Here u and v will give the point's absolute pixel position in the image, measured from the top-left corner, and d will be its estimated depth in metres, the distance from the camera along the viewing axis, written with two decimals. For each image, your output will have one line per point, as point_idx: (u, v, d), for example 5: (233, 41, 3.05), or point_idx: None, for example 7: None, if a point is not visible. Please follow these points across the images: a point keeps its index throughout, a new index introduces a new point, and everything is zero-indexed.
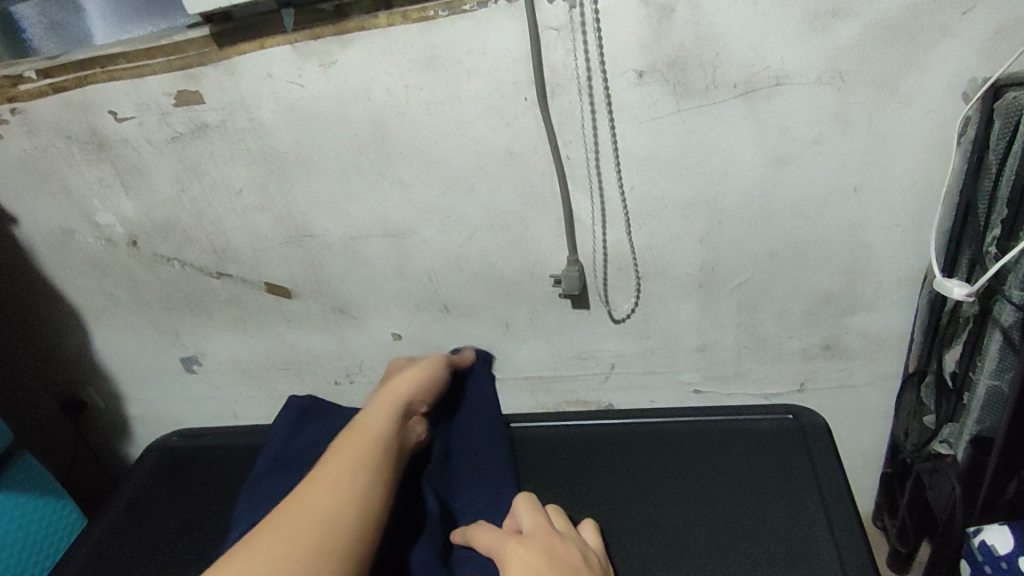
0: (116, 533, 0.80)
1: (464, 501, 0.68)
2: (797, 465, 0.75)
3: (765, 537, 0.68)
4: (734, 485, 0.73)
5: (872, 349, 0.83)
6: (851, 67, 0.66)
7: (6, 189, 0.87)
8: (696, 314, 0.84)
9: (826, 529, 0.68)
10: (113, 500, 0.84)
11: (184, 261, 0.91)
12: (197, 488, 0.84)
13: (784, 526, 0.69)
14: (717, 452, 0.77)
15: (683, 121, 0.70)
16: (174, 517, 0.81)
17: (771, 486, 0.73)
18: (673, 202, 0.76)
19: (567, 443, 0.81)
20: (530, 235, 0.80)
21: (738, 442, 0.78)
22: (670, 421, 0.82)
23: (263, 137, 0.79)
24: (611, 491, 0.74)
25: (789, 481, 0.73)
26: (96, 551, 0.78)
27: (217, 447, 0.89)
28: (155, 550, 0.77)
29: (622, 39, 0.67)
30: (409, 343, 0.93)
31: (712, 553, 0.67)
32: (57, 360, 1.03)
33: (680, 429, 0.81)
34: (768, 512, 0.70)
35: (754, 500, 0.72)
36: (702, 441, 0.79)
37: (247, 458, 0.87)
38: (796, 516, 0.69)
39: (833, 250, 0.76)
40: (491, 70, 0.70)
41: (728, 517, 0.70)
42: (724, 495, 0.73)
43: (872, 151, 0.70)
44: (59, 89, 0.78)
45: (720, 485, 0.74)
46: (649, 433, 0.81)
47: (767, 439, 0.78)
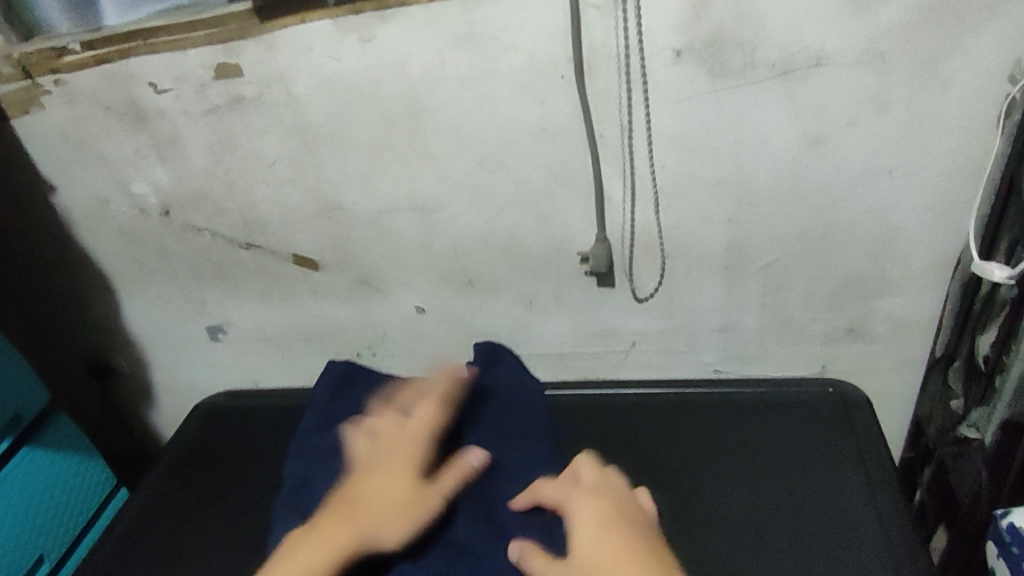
0: (170, 488, 0.83)
1: None
2: (840, 437, 0.77)
3: (808, 515, 0.70)
4: (775, 455, 0.76)
5: (897, 334, 0.83)
6: (891, 49, 0.66)
7: (46, 158, 0.89)
8: (721, 295, 0.84)
9: (870, 499, 0.71)
10: (166, 454, 0.87)
11: (215, 232, 0.92)
12: (245, 445, 0.86)
13: (827, 495, 0.72)
14: (759, 422, 0.79)
15: (719, 101, 0.71)
16: (225, 472, 0.83)
17: (814, 456, 0.75)
18: (702, 181, 0.76)
19: (604, 412, 0.83)
20: (558, 212, 0.81)
21: (777, 417, 0.80)
22: (708, 390, 0.84)
23: (298, 110, 0.80)
24: (655, 458, 0.77)
25: (833, 460, 0.75)
26: (151, 507, 0.81)
27: (262, 405, 0.92)
28: (197, 512, 0.79)
29: (663, 16, 0.67)
30: (433, 318, 0.95)
31: (756, 529, 0.70)
32: (88, 328, 1.06)
33: (718, 404, 0.82)
34: (810, 491, 0.72)
35: (796, 469, 0.74)
36: (744, 417, 0.80)
37: (290, 417, 0.89)
38: (841, 495, 0.72)
39: (862, 231, 0.76)
40: (527, 46, 0.71)
41: (771, 485, 0.73)
42: (765, 464, 0.75)
43: (908, 133, 0.70)
44: (102, 61, 0.80)
45: (761, 460, 0.76)
46: (686, 405, 0.83)
47: (808, 411, 0.80)
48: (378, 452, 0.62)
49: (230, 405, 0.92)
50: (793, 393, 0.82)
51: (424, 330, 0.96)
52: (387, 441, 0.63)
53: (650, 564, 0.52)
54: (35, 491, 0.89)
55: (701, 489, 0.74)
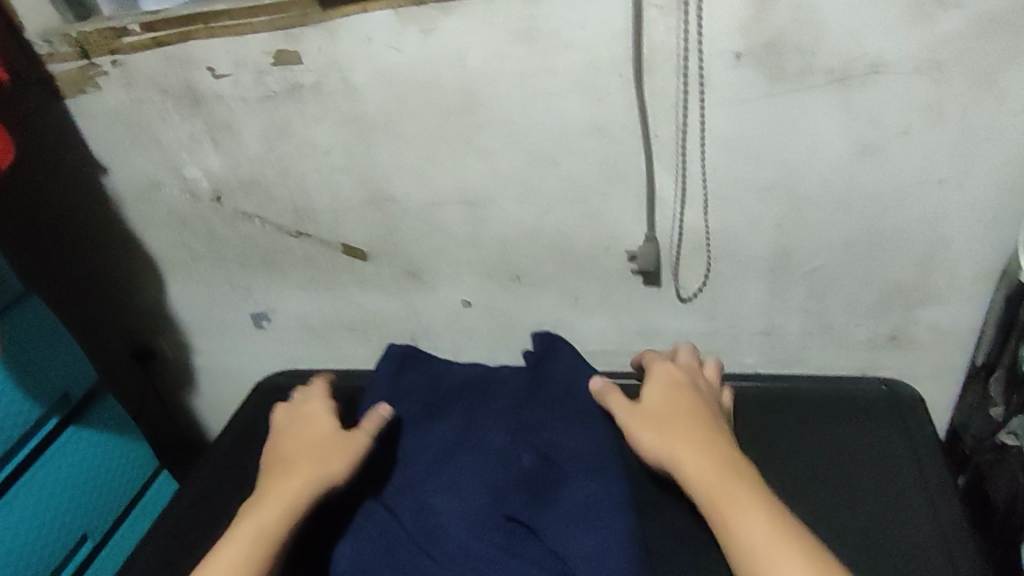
0: (234, 462, 0.86)
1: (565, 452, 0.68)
2: (893, 438, 0.76)
3: (862, 501, 0.70)
4: (826, 453, 0.75)
5: (937, 342, 0.85)
6: (950, 59, 0.66)
7: (99, 138, 0.90)
8: (765, 298, 0.85)
9: (925, 500, 0.70)
10: (227, 432, 0.89)
11: (264, 219, 0.93)
12: None
13: (880, 494, 0.71)
14: (811, 420, 0.79)
15: (774, 104, 0.71)
16: None
17: (866, 455, 0.75)
18: (755, 186, 0.77)
19: None
20: (609, 211, 0.82)
21: (829, 408, 0.80)
22: (762, 386, 0.84)
23: (355, 100, 0.80)
24: None
25: (886, 449, 0.75)
26: (210, 488, 0.83)
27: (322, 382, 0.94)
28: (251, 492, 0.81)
29: (724, 21, 0.68)
30: (477, 311, 0.96)
31: (809, 511, 0.70)
32: (130, 308, 1.07)
33: (770, 394, 0.83)
34: (863, 478, 0.72)
35: (848, 467, 0.74)
36: (797, 407, 0.81)
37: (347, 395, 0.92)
38: (894, 483, 0.72)
39: (911, 242, 0.78)
40: (589, 45, 0.71)
41: (823, 481, 0.73)
42: (816, 460, 0.75)
43: (962, 144, 0.71)
44: (161, 44, 0.80)
45: (815, 447, 0.76)
46: (739, 394, 0.83)
47: (861, 411, 0.79)
48: (298, 429, 0.74)
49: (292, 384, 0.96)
50: (848, 385, 0.82)
51: (467, 321, 0.98)
52: (304, 420, 0.75)
53: (705, 420, 0.68)
54: (82, 471, 0.91)
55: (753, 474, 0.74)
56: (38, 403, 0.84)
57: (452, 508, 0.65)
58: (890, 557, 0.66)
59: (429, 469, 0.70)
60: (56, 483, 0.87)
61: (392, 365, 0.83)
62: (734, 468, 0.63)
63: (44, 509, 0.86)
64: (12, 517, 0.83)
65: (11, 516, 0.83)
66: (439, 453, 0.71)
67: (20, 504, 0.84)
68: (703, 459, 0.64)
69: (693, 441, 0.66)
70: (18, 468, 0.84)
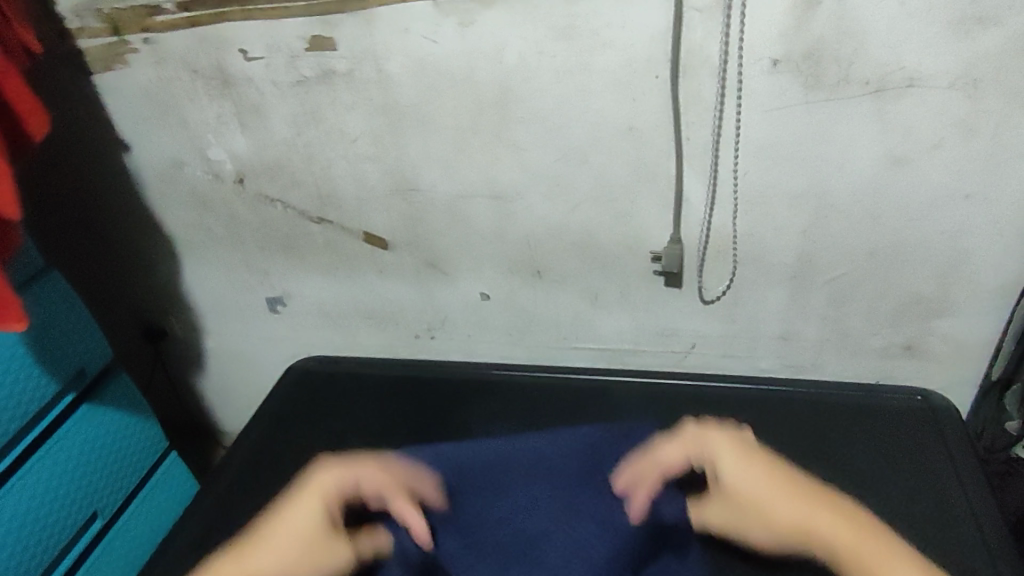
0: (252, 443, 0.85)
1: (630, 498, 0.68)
2: (925, 441, 0.76)
3: (911, 520, 0.69)
4: (859, 454, 0.76)
5: (955, 354, 0.86)
6: (987, 74, 0.67)
7: (125, 117, 0.89)
8: (787, 303, 0.86)
9: (963, 499, 0.70)
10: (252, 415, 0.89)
11: (287, 204, 0.93)
12: (326, 408, 0.89)
13: (918, 493, 0.71)
14: (840, 423, 0.79)
15: (809, 113, 0.72)
16: (305, 435, 0.85)
17: (901, 456, 0.75)
18: (785, 192, 0.77)
19: (681, 399, 0.84)
20: (635, 210, 0.83)
21: (867, 423, 0.79)
22: (781, 386, 0.84)
23: (388, 89, 0.80)
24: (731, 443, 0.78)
25: (930, 470, 0.74)
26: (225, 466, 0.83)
27: (345, 368, 0.94)
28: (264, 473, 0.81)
29: (765, 27, 0.68)
30: (496, 305, 0.96)
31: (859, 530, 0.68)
32: (145, 289, 1.07)
33: (807, 403, 0.82)
34: (908, 499, 0.71)
35: (881, 467, 0.74)
36: (830, 411, 0.81)
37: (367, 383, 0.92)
38: (942, 507, 0.70)
39: (933, 253, 0.78)
40: (627, 44, 0.72)
41: (860, 480, 0.73)
42: (850, 462, 0.75)
43: (993, 159, 0.71)
44: (196, 25, 0.80)
45: (859, 467, 0.75)
46: (776, 404, 0.82)
47: (888, 413, 0.80)
48: (289, 494, 0.64)
49: (334, 377, 0.93)
50: (881, 397, 0.82)
51: (485, 315, 0.98)
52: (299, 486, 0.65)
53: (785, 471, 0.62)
54: (96, 450, 0.91)
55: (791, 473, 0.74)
56: (55, 380, 0.84)
57: (512, 514, 0.67)
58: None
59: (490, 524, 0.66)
60: (69, 460, 0.87)
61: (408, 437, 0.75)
62: (801, 488, 0.60)
63: (58, 486, 0.86)
64: (23, 492, 0.82)
65: (23, 491, 0.82)
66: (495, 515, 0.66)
67: (33, 479, 0.83)
68: (786, 510, 0.59)
69: (758, 480, 0.61)
70: (30, 444, 0.84)
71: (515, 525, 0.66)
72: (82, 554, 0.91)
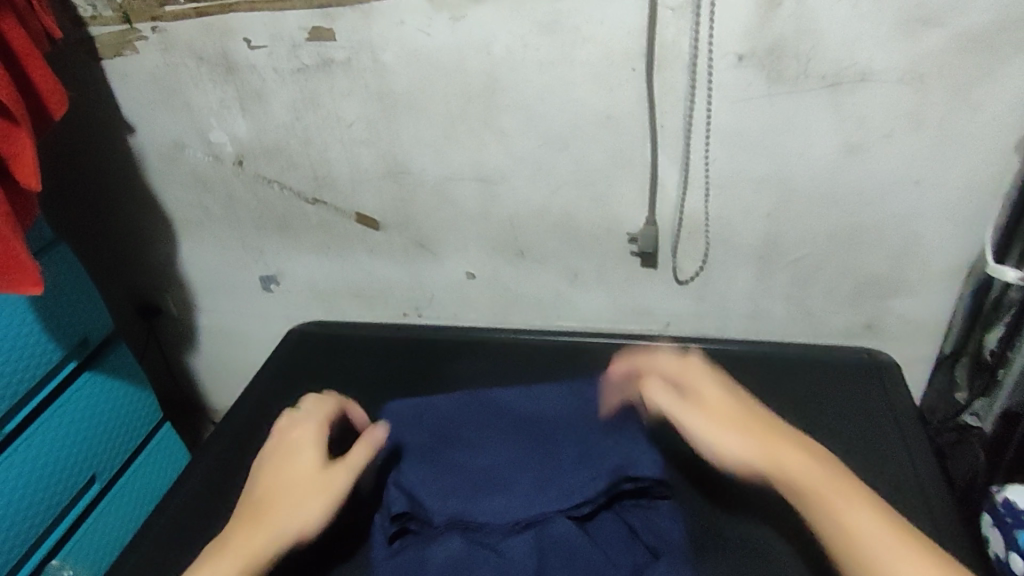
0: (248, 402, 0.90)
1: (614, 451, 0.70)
2: (878, 402, 0.82)
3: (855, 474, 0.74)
4: (818, 412, 0.81)
5: (908, 332, 0.93)
6: (931, 71, 0.74)
7: (131, 101, 0.94)
8: (752, 283, 0.92)
9: (905, 457, 0.76)
10: (254, 378, 0.93)
11: (284, 185, 0.98)
12: (322, 369, 0.94)
13: (867, 450, 0.76)
14: (803, 383, 0.85)
15: (772, 104, 0.78)
16: (301, 394, 0.90)
17: (854, 416, 0.80)
18: (749, 177, 0.84)
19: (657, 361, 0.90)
20: (612, 193, 0.89)
21: (822, 386, 0.84)
22: (753, 348, 0.90)
23: (383, 76, 0.86)
24: None
25: (879, 429, 0.79)
26: (222, 423, 0.87)
27: (343, 334, 0.99)
28: (259, 433, 0.85)
29: (732, 25, 0.74)
30: (482, 284, 1.02)
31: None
32: (145, 267, 1.11)
33: (776, 364, 0.88)
34: (853, 455, 0.76)
35: (835, 424, 0.79)
36: (795, 372, 0.86)
37: (363, 347, 0.97)
38: (884, 462, 0.75)
39: (885, 236, 0.85)
40: (606, 38, 0.78)
41: (818, 435, 0.78)
42: (809, 418, 0.80)
43: (938, 149, 0.78)
44: (202, 14, 0.85)
45: (815, 423, 0.80)
46: (747, 364, 0.88)
47: (849, 377, 0.85)
48: (274, 461, 0.70)
49: (325, 343, 0.98)
50: (837, 363, 0.87)
51: (471, 294, 1.04)
52: (286, 449, 0.70)
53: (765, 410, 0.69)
54: (96, 416, 0.95)
55: None
56: (60, 347, 0.88)
57: (492, 462, 0.72)
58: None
59: (474, 482, 0.70)
60: (71, 424, 0.92)
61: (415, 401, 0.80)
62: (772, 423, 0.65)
63: (59, 449, 0.90)
64: (29, 454, 0.86)
65: (28, 452, 0.86)
66: (482, 474, 0.71)
67: (39, 441, 0.88)
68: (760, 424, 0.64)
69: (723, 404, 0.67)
70: (36, 408, 0.88)
71: (498, 477, 0.70)
72: (80, 516, 0.95)
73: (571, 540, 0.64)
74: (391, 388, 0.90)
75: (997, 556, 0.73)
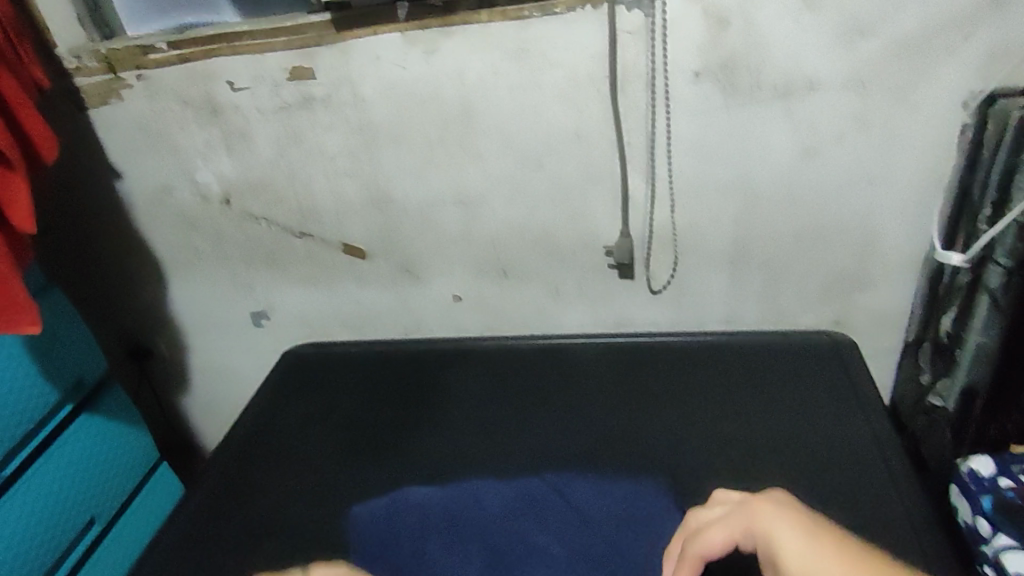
0: (259, 421, 0.92)
1: (617, 452, 0.81)
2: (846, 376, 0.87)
3: (829, 451, 0.78)
4: (790, 395, 0.85)
5: (875, 324, 0.97)
6: (871, 78, 0.80)
7: (118, 146, 0.97)
8: (726, 286, 0.97)
9: (870, 427, 0.80)
10: (251, 400, 0.95)
11: (271, 220, 1.01)
12: (322, 389, 0.96)
13: (838, 427, 0.80)
14: (778, 364, 0.90)
15: (729, 116, 0.84)
16: (301, 412, 0.92)
17: (824, 392, 0.85)
18: (714, 184, 0.89)
19: (644, 356, 0.94)
20: (587, 208, 0.93)
21: (794, 369, 0.89)
22: (726, 337, 0.94)
23: (363, 110, 0.90)
24: (686, 394, 0.87)
25: (848, 401, 0.84)
26: (228, 445, 0.89)
27: (339, 351, 1.02)
28: (259, 453, 0.87)
29: (685, 45, 0.80)
30: (467, 305, 1.05)
31: (777, 473, 0.76)
32: (134, 309, 1.13)
33: (749, 349, 0.92)
34: (822, 438, 0.79)
35: (806, 405, 0.84)
36: (765, 356, 0.91)
37: (360, 364, 0.99)
38: (853, 441, 0.79)
39: (847, 233, 0.90)
40: (572, 63, 0.83)
41: (796, 420, 0.82)
42: (784, 402, 0.84)
43: (885, 149, 0.84)
44: (185, 60, 0.89)
45: (791, 405, 0.84)
46: (724, 352, 0.92)
47: (814, 354, 0.90)
48: None
49: (321, 361, 1.00)
50: (806, 347, 0.91)
51: (457, 316, 1.07)
52: None
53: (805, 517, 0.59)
54: (94, 455, 0.96)
55: (736, 415, 0.84)
56: (56, 389, 0.90)
57: (509, 440, 0.85)
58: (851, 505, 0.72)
59: (506, 499, 0.76)
60: (69, 464, 0.92)
61: (407, 459, 0.84)
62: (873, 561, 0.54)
63: (59, 489, 0.91)
64: (29, 495, 0.87)
65: (29, 493, 0.87)
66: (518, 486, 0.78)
67: (38, 481, 0.88)
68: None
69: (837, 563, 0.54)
70: (35, 451, 0.89)
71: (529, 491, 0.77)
72: (81, 558, 0.95)
73: (593, 525, 0.73)
74: (383, 402, 0.92)
75: (966, 523, 0.77)
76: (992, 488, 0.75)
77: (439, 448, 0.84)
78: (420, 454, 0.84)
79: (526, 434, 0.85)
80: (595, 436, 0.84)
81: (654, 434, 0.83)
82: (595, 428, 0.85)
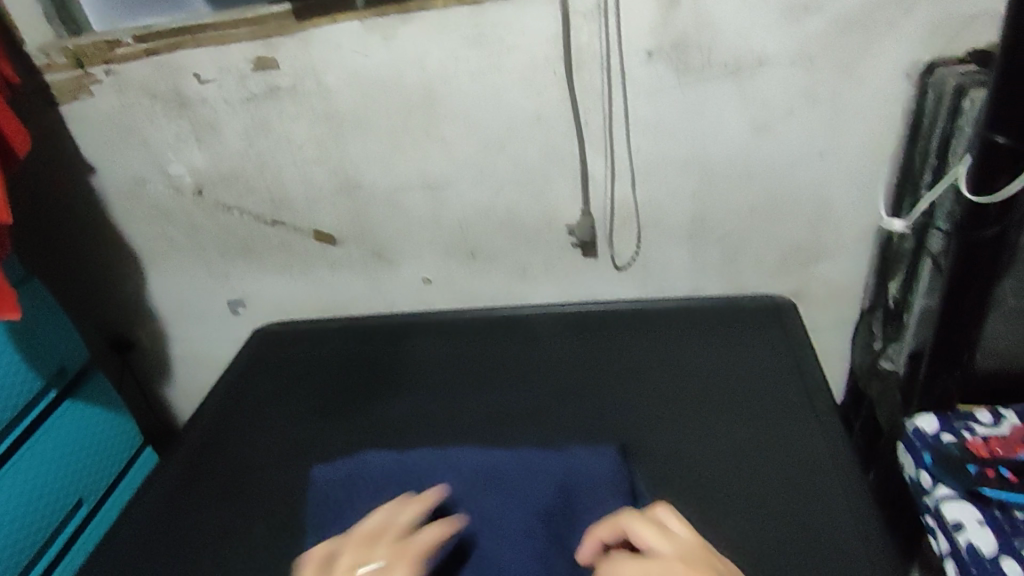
0: (230, 394, 0.95)
1: (570, 413, 0.84)
2: (796, 336, 0.90)
3: (776, 406, 0.81)
4: (741, 356, 0.88)
5: (833, 294, 1.00)
6: (818, 52, 0.82)
7: (90, 141, 0.99)
8: (688, 261, 0.99)
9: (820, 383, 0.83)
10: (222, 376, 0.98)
11: (243, 210, 1.03)
12: (291, 363, 0.99)
13: (785, 383, 0.84)
14: (731, 327, 0.93)
15: (682, 93, 0.86)
16: (270, 385, 0.95)
17: (774, 352, 0.88)
18: (670, 161, 0.91)
19: (601, 323, 0.97)
20: (550, 188, 0.95)
21: (745, 332, 0.92)
22: (680, 304, 0.97)
23: (328, 99, 0.92)
24: (641, 357, 0.91)
25: (797, 359, 0.87)
26: (198, 418, 0.92)
27: (308, 328, 1.05)
28: (229, 425, 0.90)
29: (637, 24, 0.82)
30: (438, 287, 1.08)
31: (726, 429, 0.79)
32: (114, 301, 1.15)
33: (702, 314, 0.95)
34: (770, 394, 0.82)
35: (756, 366, 0.87)
36: (717, 320, 0.94)
37: (328, 338, 1.02)
38: (799, 396, 0.82)
39: (802, 205, 0.92)
40: (529, 46, 0.85)
41: (746, 379, 0.85)
42: (735, 363, 0.87)
43: (834, 122, 0.86)
44: (152, 53, 0.91)
45: (742, 366, 0.87)
46: (680, 319, 0.95)
47: (767, 318, 0.93)
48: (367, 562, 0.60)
49: (292, 339, 1.03)
50: (757, 311, 0.95)
51: (429, 298, 1.09)
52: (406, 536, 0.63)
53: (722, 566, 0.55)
54: (80, 438, 0.99)
55: (687, 377, 0.87)
56: (40, 377, 0.92)
57: (468, 404, 0.88)
58: (799, 459, 0.74)
59: (471, 479, 0.73)
60: (55, 447, 0.95)
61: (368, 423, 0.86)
62: None
63: (47, 471, 0.93)
64: (18, 477, 0.89)
65: (18, 475, 0.89)
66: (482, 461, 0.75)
67: (26, 464, 0.90)
68: None
69: None
70: (20, 437, 0.91)
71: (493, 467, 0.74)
72: (70, 537, 0.98)
73: (554, 504, 0.70)
74: (351, 372, 0.95)
75: (912, 478, 0.79)
76: (936, 444, 0.77)
77: (402, 412, 0.88)
78: (383, 418, 0.87)
79: (483, 396, 0.88)
80: (549, 392, 0.88)
81: (610, 398, 0.85)
82: (552, 391, 0.88)
